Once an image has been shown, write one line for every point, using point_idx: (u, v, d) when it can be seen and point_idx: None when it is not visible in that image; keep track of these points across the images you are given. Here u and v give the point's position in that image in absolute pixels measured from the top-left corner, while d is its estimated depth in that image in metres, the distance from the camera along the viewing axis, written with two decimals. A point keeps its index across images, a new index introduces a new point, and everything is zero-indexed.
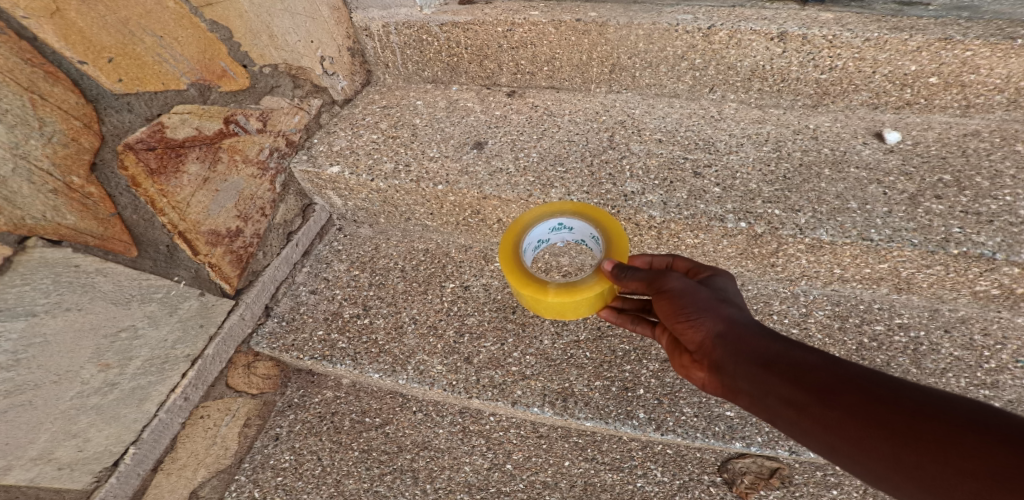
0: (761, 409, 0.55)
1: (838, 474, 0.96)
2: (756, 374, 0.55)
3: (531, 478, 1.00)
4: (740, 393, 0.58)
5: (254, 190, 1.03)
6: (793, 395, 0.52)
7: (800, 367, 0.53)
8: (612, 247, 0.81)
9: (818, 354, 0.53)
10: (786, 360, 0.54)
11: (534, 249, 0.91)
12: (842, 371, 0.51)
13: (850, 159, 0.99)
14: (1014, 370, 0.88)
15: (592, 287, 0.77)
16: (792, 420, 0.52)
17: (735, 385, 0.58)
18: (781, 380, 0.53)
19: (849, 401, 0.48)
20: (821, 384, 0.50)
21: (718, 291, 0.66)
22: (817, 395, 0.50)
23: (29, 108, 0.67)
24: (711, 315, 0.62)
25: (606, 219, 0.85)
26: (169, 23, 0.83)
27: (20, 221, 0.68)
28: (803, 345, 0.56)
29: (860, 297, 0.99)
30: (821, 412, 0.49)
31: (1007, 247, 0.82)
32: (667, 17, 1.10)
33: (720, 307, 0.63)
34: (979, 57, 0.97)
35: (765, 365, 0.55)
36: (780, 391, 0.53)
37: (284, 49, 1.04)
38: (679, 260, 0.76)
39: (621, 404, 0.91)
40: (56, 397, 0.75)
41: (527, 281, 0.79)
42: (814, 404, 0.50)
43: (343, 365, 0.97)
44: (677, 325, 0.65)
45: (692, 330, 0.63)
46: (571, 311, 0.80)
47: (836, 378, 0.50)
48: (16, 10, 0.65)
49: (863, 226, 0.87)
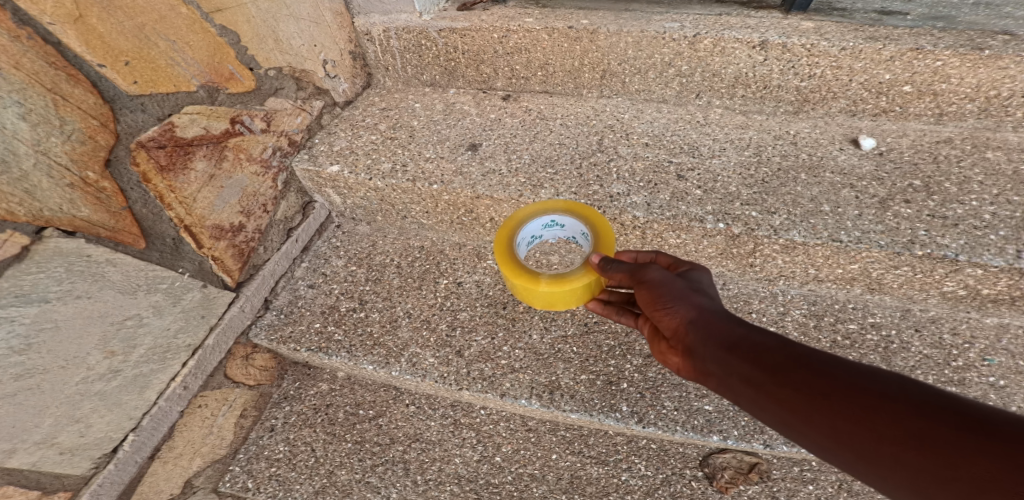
0: (726, 388, 0.60)
1: (814, 469, 1.01)
2: (722, 357, 0.60)
3: (519, 470, 1.04)
4: (707, 375, 0.62)
5: (257, 187, 1.08)
6: (753, 375, 0.57)
7: (759, 349, 0.58)
8: (600, 243, 0.85)
9: (775, 338, 0.59)
10: (747, 343, 0.59)
11: (528, 245, 0.96)
12: (794, 351, 0.57)
13: (826, 164, 1.04)
14: (981, 368, 0.92)
15: (580, 279, 0.82)
16: (751, 397, 0.57)
17: (703, 367, 0.62)
18: (742, 361, 0.58)
19: (798, 377, 0.54)
20: (776, 364, 0.56)
21: (693, 282, 0.71)
22: (772, 374, 0.55)
23: (51, 107, 0.73)
24: (684, 304, 0.67)
25: (594, 216, 0.90)
26: (182, 28, 0.88)
27: (39, 213, 0.73)
28: (763, 330, 0.61)
29: (835, 297, 1.04)
30: (774, 388, 0.55)
31: (970, 249, 0.87)
32: (655, 24, 1.14)
33: (692, 296, 0.68)
34: (950, 67, 1.02)
35: (729, 348, 0.60)
36: (741, 371, 0.58)
37: (288, 52, 1.09)
38: (662, 256, 0.80)
39: (605, 397, 0.96)
40: (63, 382, 0.79)
41: (520, 272, 0.84)
42: (769, 382, 0.55)
43: (339, 356, 1.02)
44: (655, 313, 0.70)
45: (667, 317, 0.68)
46: (561, 302, 0.85)
47: (789, 358, 0.56)
48: (43, 17, 0.70)
49: (834, 228, 0.92)
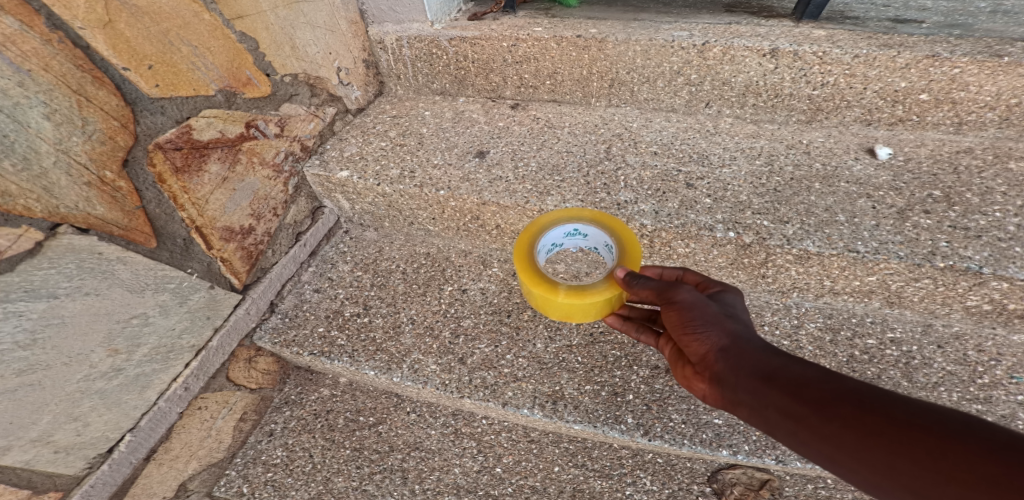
0: (759, 420, 0.58)
1: (830, 487, 0.96)
2: (756, 387, 0.58)
3: (520, 482, 1.01)
4: (737, 403, 0.61)
5: (268, 191, 1.08)
6: (792, 407, 0.55)
7: (799, 381, 0.56)
8: (626, 256, 0.84)
9: (816, 369, 0.57)
10: (785, 374, 0.58)
11: (551, 250, 0.96)
12: (838, 385, 0.55)
13: (841, 174, 1.01)
14: (1009, 386, 0.87)
15: (601, 292, 0.80)
16: (791, 431, 0.55)
17: (735, 397, 0.61)
18: (780, 394, 0.56)
19: (846, 412, 0.52)
20: (819, 397, 0.54)
21: (726, 306, 0.69)
22: (815, 408, 0.54)
23: (75, 108, 0.74)
24: (716, 330, 0.65)
25: (620, 228, 0.88)
26: (204, 34, 0.90)
27: (55, 210, 0.74)
28: (802, 361, 0.59)
29: (851, 311, 1.00)
30: (819, 424, 0.53)
31: (994, 261, 0.84)
32: (664, 34, 1.14)
33: (726, 322, 0.66)
34: (968, 74, 0.99)
35: (765, 378, 0.58)
36: (779, 403, 0.56)
37: (304, 60, 1.10)
38: (690, 274, 0.79)
39: (610, 409, 0.93)
40: (65, 379, 0.79)
41: (539, 280, 0.83)
42: (812, 416, 0.54)
43: (340, 361, 1.01)
44: (684, 336, 0.69)
45: (696, 343, 0.67)
46: (578, 314, 0.83)
47: (832, 390, 0.54)
48: (75, 21, 0.72)
49: (850, 238, 0.89)
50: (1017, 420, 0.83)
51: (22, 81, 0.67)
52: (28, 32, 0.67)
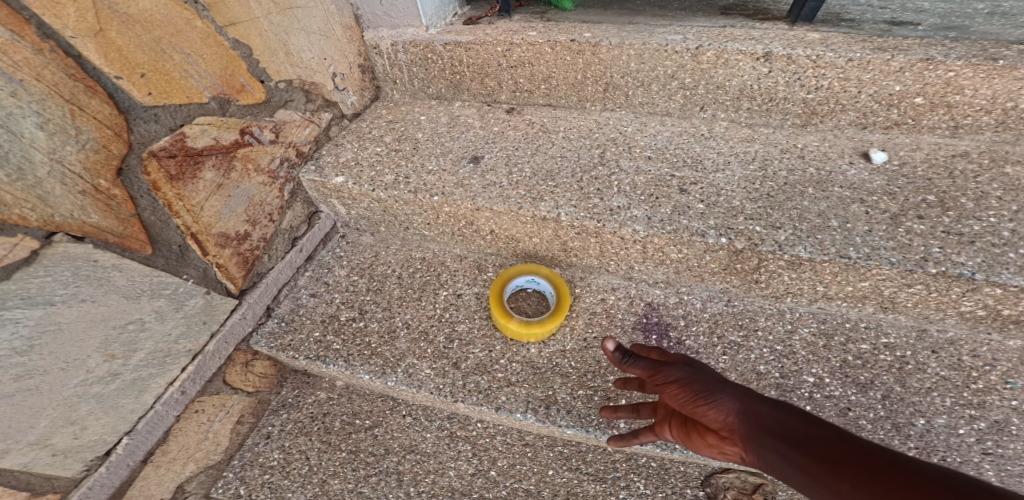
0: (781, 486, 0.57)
1: None
2: (771, 449, 0.59)
3: (515, 485, 1.02)
4: (767, 469, 0.60)
5: (264, 197, 1.09)
6: (807, 468, 0.54)
7: (811, 441, 0.56)
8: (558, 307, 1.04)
9: (830, 429, 0.57)
10: (798, 434, 0.58)
11: (505, 284, 1.09)
12: (850, 444, 0.54)
13: (835, 179, 1.01)
14: (1003, 391, 0.87)
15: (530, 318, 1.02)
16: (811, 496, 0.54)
17: (759, 459, 0.61)
18: (794, 454, 0.56)
19: (857, 473, 0.51)
20: (830, 456, 0.54)
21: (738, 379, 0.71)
22: (827, 465, 0.53)
23: (68, 117, 0.75)
24: (728, 396, 0.67)
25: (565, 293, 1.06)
26: (197, 42, 0.90)
27: (50, 218, 0.75)
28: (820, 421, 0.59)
29: (847, 316, 0.99)
30: (831, 483, 0.52)
31: (987, 267, 0.83)
32: (658, 38, 1.14)
33: (737, 390, 0.68)
34: (963, 78, 0.99)
35: (777, 440, 0.59)
36: (794, 465, 0.56)
37: (298, 66, 1.11)
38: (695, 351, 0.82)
39: (602, 414, 0.93)
40: (61, 384, 0.80)
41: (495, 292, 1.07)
42: (824, 475, 0.53)
43: (336, 365, 1.02)
44: (696, 405, 0.70)
45: (710, 410, 0.68)
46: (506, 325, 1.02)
47: (845, 450, 0.54)
48: (66, 31, 0.72)
49: (842, 244, 0.89)
50: (1009, 426, 0.84)
51: (15, 91, 0.68)
52: (19, 42, 0.68)
